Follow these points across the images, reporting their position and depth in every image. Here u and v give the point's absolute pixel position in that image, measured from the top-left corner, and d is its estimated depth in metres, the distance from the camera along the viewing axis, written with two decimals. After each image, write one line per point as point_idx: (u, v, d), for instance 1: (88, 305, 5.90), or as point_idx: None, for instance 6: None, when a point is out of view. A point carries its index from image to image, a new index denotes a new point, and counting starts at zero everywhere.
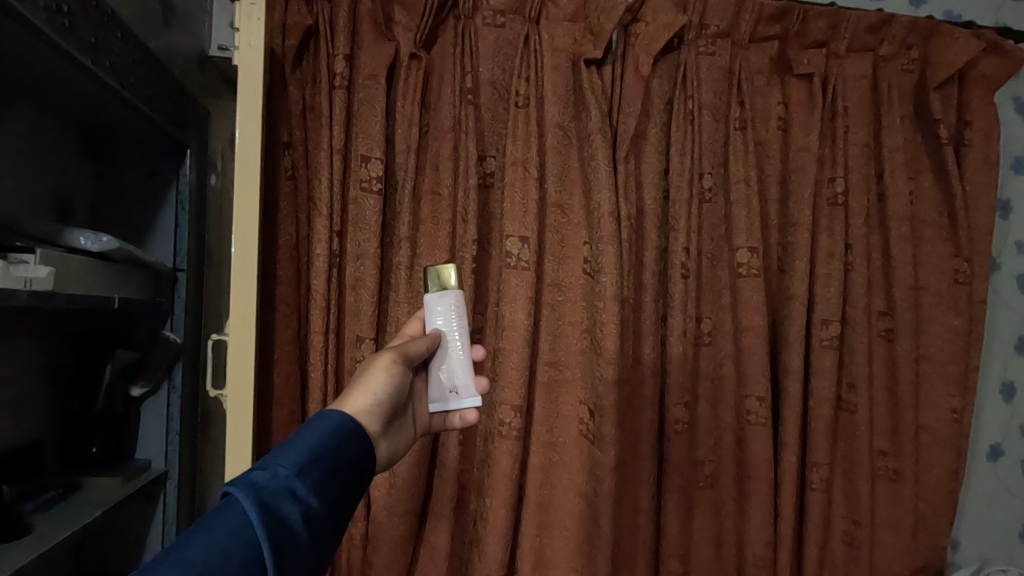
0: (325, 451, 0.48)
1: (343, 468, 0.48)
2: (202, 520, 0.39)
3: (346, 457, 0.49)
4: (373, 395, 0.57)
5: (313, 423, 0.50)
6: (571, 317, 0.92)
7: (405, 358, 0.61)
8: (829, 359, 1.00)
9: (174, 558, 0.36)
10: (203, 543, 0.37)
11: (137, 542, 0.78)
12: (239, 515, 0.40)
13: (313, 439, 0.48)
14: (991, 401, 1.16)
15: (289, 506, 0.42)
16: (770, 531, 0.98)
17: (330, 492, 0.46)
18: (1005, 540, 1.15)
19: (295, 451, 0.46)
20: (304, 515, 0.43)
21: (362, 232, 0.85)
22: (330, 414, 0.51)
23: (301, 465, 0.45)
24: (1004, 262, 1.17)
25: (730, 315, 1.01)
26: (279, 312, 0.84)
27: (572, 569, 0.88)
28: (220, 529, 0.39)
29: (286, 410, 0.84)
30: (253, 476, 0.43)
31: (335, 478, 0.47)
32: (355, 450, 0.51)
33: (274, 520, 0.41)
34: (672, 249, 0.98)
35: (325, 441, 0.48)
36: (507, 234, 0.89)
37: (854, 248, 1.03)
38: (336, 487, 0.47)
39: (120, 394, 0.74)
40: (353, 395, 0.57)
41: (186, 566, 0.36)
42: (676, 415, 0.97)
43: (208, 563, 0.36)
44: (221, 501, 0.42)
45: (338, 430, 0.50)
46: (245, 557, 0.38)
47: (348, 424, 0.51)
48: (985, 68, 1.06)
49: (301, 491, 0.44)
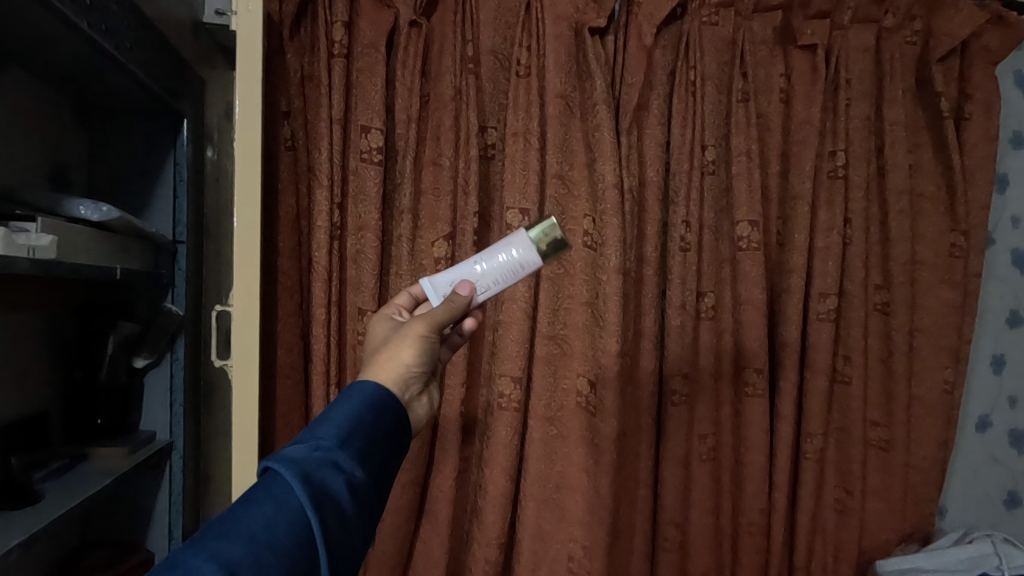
0: (364, 421, 0.47)
1: (381, 438, 0.48)
2: (247, 495, 0.39)
3: (384, 426, 0.49)
4: (408, 364, 0.55)
5: (346, 395, 0.49)
6: (571, 291, 0.92)
7: (438, 325, 0.58)
8: (826, 332, 1.01)
9: (225, 532, 0.37)
10: (250, 516, 0.38)
11: (143, 512, 0.78)
12: (284, 488, 0.40)
13: (350, 410, 0.47)
14: (981, 373, 1.18)
15: (332, 478, 0.42)
16: (764, 499, 1.01)
17: (371, 462, 0.46)
18: (990, 507, 1.19)
19: (333, 422, 0.46)
20: (348, 486, 0.43)
21: (363, 204, 0.84)
22: (362, 385, 0.50)
23: (341, 436, 0.45)
24: (999, 237, 1.18)
25: (730, 288, 1.02)
26: (280, 284, 0.84)
27: (570, 535, 0.91)
28: (265, 502, 0.39)
29: (290, 381, 0.85)
30: (295, 450, 0.43)
31: (374, 449, 0.47)
32: (392, 418, 0.50)
33: (320, 493, 0.41)
34: (673, 223, 0.99)
35: (361, 412, 0.47)
36: (507, 207, 0.89)
37: (853, 221, 1.03)
38: (376, 457, 0.47)
39: (123, 365, 0.74)
40: (386, 363, 0.55)
41: (236, 540, 0.37)
42: (673, 386, 0.99)
43: (258, 536, 0.37)
44: (263, 474, 0.42)
45: (373, 399, 0.49)
46: (293, 529, 0.39)
47: (381, 394, 0.50)
48: (988, 41, 1.05)
49: (343, 462, 0.44)
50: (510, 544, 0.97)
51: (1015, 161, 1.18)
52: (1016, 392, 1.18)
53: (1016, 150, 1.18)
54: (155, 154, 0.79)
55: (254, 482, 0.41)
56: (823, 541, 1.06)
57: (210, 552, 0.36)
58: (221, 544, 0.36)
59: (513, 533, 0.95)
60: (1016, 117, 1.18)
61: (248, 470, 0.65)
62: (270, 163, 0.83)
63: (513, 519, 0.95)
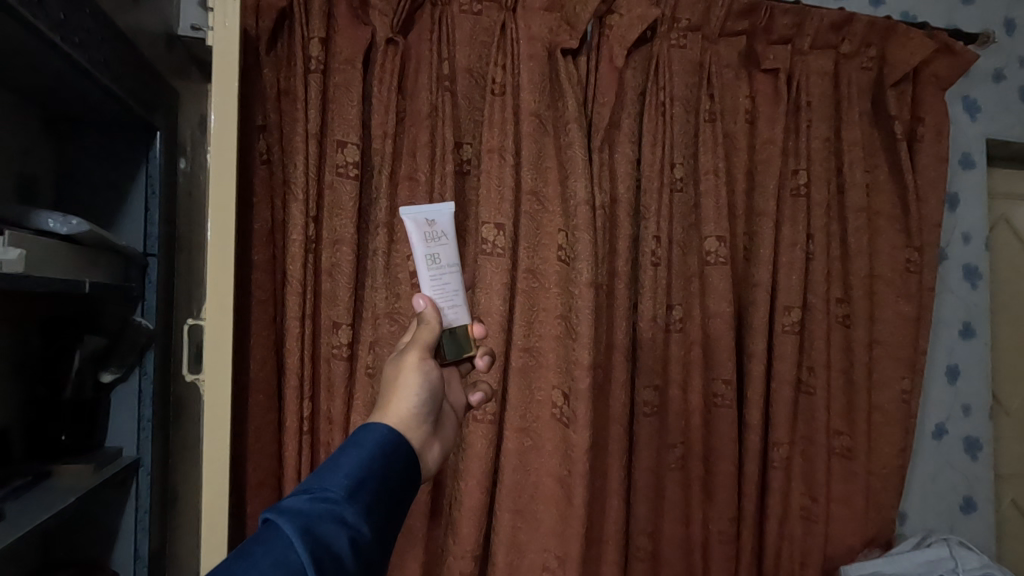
0: (374, 471, 0.48)
1: (389, 489, 0.49)
2: (244, 546, 0.40)
3: (392, 476, 0.50)
4: (414, 399, 0.58)
5: (356, 439, 0.51)
6: (546, 304, 0.94)
7: (431, 351, 0.61)
8: (790, 344, 1.05)
9: None
10: (248, 571, 0.38)
11: (108, 531, 0.76)
12: (284, 541, 0.40)
13: (359, 457, 0.49)
14: (938, 382, 1.23)
15: (335, 532, 0.43)
16: (732, 508, 1.04)
17: (376, 515, 0.47)
18: (946, 512, 1.23)
19: (341, 472, 0.47)
20: (351, 542, 0.43)
21: (339, 218, 0.85)
22: (374, 428, 0.52)
23: (349, 488, 0.46)
24: (952, 253, 1.24)
25: (699, 301, 1.05)
26: (254, 297, 0.83)
27: (544, 548, 0.92)
28: (266, 556, 0.39)
29: (263, 396, 0.84)
30: (301, 501, 0.44)
31: (380, 500, 0.48)
32: (401, 466, 0.51)
33: (321, 547, 0.41)
34: (644, 238, 1.02)
35: (371, 460, 0.49)
36: (483, 222, 0.91)
37: (815, 238, 1.08)
38: (382, 511, 0.48)
39: (90, 379, 0.73)
40: (391, 403, 0.57)
41: None
42: (644, 398, 1.02)
43: None
44: (266, 527, 0.42)
45: (383, 445, 0.51)
46: None
47: (392, 439, 0.52)
48: (937, 68, 1.11)
49: (349, 517, 0.44)
50: (485, 556, 0.97)
51: (964, 180, 1.24)
52: (970, 401, 1.24)
53: (966, 170, 1.25)
54: (126, 167, 0.79)
55: (256, 533, 0.41)
56: (790, 547, 1.09)
57: None
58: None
59: (486, 545, 0.96)
60: (964, 140, 1.25)
61: (219, 488, 0.64)
62: (245, 176, 0.83)
63: (487, 532, 0.95)
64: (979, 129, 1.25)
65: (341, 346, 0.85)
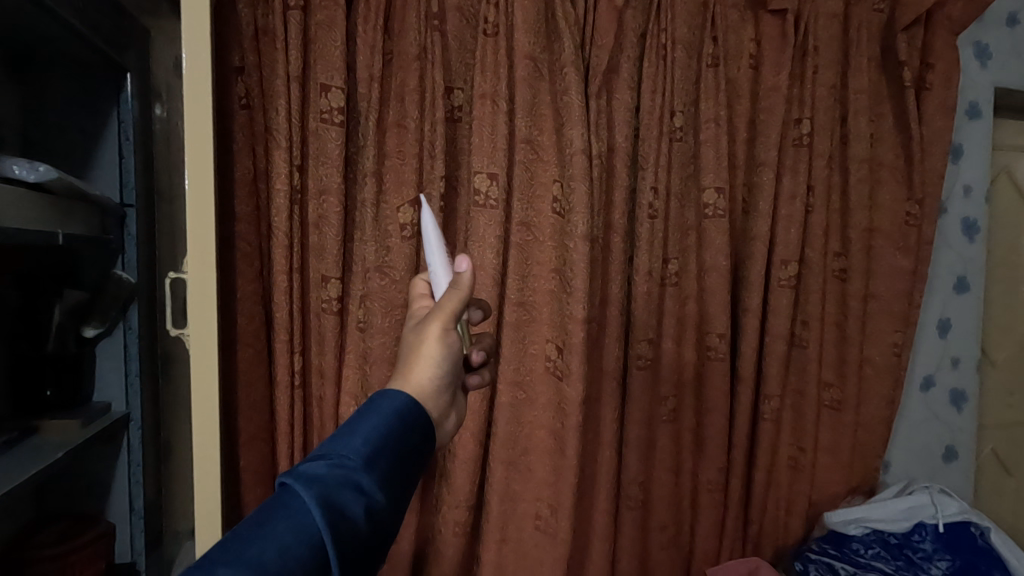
0: (391, 437, 0.46)
1: (406, 456, 0.47)
2: (259, 510, 0.38)
3: (410, 443, 0.48)
4: (435, 370, 0.54)
5: (374, 404, 0.48)
6: (540, 258, 0.92)
7: (456, 320, 0.56)
8: (786, 298, 1.05)
9: (237, 553, 0.36)
10: (263, 538, 0.37)
11: (101, 484, 0.77)
12: (299, 508, 0.39)
13: (376, 423, 0.46)
14: (928, 335, 1.24)
15: (351, 499, 0.41)
16: (723, 457, 1.07)
17: (393, 483, 0.45)
18: (929, 461, 1.27)
19: (359, 438, 0.45)
20: (367, 510, 0.41)
21: (325, 167, 0.82)
22: (391, 394, 0.49)
23: (367, 454, 0.44)
24: (951, 206, 1.22)
25: (696, 255, 1.04)
26: (239, 250, 0.80)
27: (538, 497, 0.94)
28: (281, 522, 0.38)
29: (252, 350, 0.82)
30: (317, 467, 0.42)
31: (397, 468, 0.46)
32: (419, 433, 0.49)
33: (338, 514, 0.39)
34: (641, 189, 0.99)
35: (388, 427, 0.47)
36: (475, 171, 0.87)
37: (815, 190, 1.06)
38: (400, 479, 0.46)
39: (72, 334, 0.72)
40: (411, 372, 0.53)
41: (245, 564, 0.35)
42: (639, 351, 1.01)
43: (268, 562, 0.35)
44: (281, 492, 0.41)
45: (401, 412, 0.48)
46: (306, 557, 0.37)
47: (411, 406, 0.49)
48: (951, 11, 1.06)
49: (366, 485, 0.42)
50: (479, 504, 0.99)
51: (970, 130, 1.21)
52: (958, 353, 1.25)
53: (972, 120, 1.21)
54: (96, 112, 0.75)
55: (270, 499, 0.40)
56: (775, 494, 1.13)
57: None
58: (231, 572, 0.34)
59: (481, 496, 0.97)
60: (973, 89, 1.21)
61: (210, 442, 0.64)
62: (223, 122, 0.79)
63: (482, 482, 0.96)
64: (988, 76, 1.21)
65: (330, 300, 0.83)
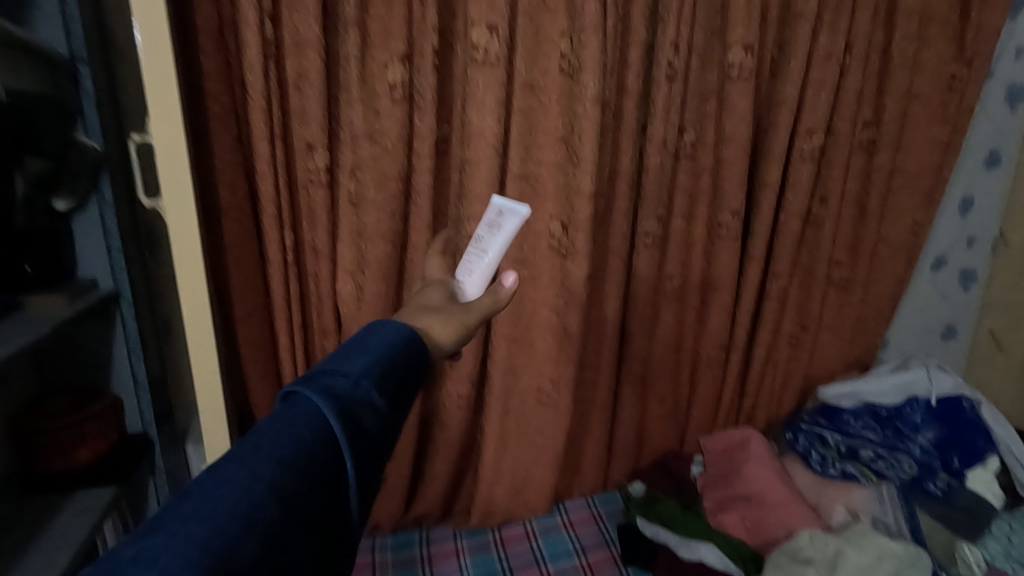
0: (403, 355, 0.38)
1: (413, 380, 0.39)
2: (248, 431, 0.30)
3: (419, 365, 0.40)
4: (458, 336, 0.48)
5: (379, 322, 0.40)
6: (545, 125, 0.84)
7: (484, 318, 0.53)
8: (807, 172, 0.99)
9: (221, 479, 0.27)
10: (253, 464, 0.28)
11: (102, 358, 0.76)
12: (306, 412, 0.32)
13: (384, 339, 0.38)
14: (947, 215, 1.18)
15: (363, 421, 0.33)
16: (725, 335, 1.08)
17: (400, 410, 0.37)
18: (926, 340, 1.28)
19: (367, 353, 0.36)
20: (377, 435, 0.34)
21: (301, 16, 0.71)
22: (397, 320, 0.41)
23: (380, 369, 0.36)
24: (999, 70, 1.10)
25: (714, 124, 0.95)
26: (211, 113, 0.72)
27: (540, 373, 0.95)
28: (278, 442, 0.30)
29: (238, 225, 0.77)
30: (321, 381, 0.34)
31: (405, 391, 0.38)
32: (426, 360, 0.41)
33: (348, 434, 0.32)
34: (660, 47, 0.88)
35: (399, 343, 0.39)
36: (472, 22, 0.77)
37: (854, 48, 0.94)
38: (406, 405, 0.38)
39: (42, 208, 0.64)
40: (434, 329, 0.47)
41: (231, 493, 0.27)
42: (647, 228, 0.97)
43: (260, 494, 0.27)
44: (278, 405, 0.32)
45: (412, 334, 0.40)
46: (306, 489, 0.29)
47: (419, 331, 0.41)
48: None
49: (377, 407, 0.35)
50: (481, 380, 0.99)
51: None
52: (975, 233, 1.21)
53: None
54: None
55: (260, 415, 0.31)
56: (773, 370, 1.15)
57: (195, 513, 0.25)
58: (210, 504, 0.25)
59: (483, 373, 0.97)
60: None
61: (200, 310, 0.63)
62: None
63: (484, 359, 0.97)
64: None
65: (317, 171, 0.77)
